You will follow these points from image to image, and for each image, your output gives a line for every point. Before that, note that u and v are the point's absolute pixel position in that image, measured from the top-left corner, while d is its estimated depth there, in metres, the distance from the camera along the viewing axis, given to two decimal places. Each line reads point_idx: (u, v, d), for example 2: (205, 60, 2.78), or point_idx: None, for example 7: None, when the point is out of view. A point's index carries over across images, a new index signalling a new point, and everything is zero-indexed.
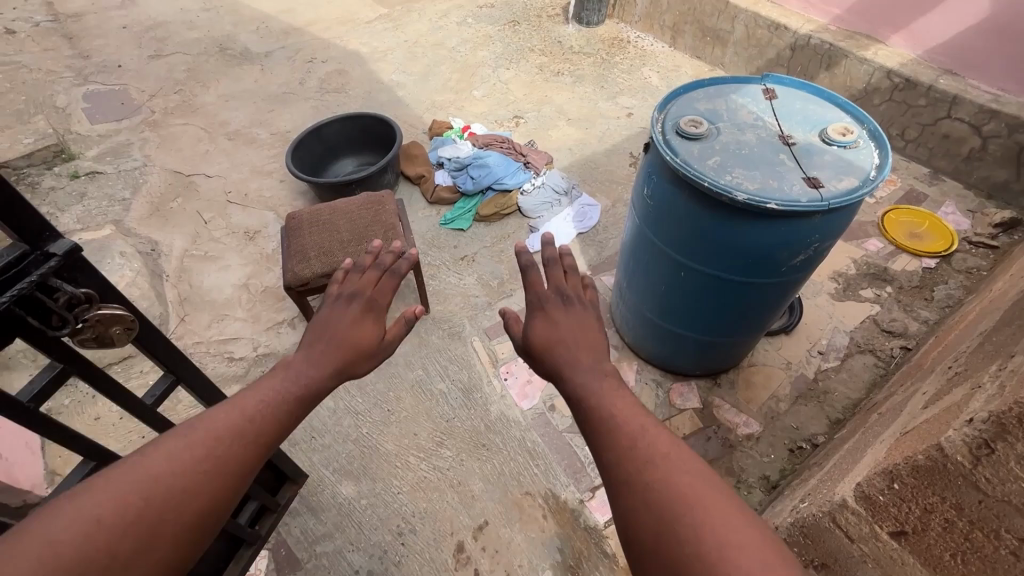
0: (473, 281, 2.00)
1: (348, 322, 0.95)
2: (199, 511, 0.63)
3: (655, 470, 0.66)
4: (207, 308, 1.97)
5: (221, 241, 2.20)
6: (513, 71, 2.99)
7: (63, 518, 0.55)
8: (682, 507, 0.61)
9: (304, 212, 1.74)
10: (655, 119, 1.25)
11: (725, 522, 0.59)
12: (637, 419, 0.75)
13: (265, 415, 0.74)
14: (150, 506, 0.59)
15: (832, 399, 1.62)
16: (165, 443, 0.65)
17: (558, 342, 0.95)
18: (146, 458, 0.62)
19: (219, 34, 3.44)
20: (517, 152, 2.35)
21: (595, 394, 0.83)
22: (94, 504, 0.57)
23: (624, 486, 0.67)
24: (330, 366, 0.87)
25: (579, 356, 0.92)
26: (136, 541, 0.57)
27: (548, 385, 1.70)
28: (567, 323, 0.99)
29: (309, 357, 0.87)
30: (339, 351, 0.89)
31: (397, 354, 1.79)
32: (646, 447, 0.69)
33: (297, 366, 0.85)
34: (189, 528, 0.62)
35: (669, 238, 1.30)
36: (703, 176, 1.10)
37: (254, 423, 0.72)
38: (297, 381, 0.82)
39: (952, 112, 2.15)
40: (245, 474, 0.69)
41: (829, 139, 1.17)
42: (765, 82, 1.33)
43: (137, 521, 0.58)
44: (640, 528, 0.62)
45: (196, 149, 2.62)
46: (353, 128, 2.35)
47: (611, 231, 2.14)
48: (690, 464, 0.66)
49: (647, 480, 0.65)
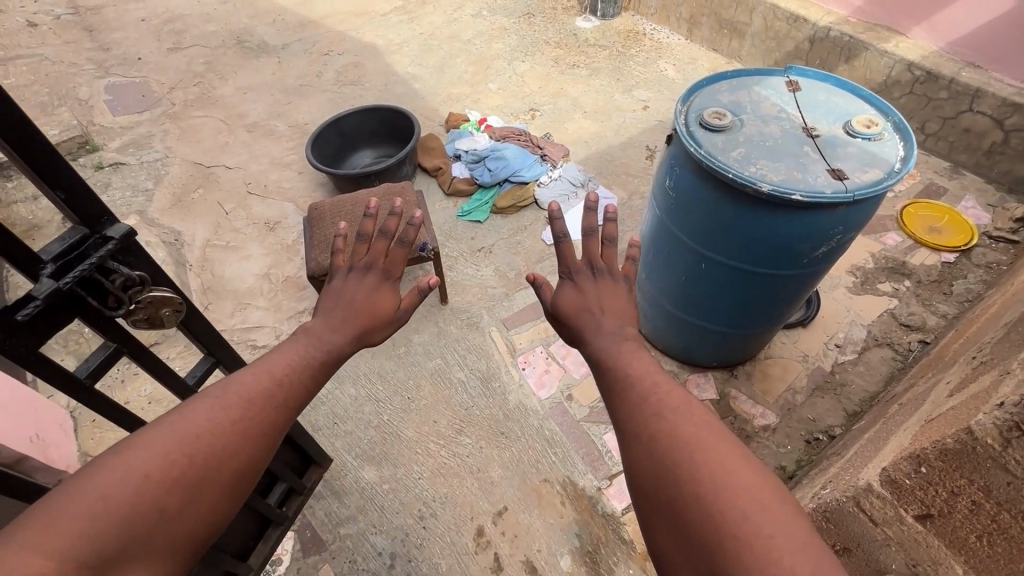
0: (491, 272, 2.02)
1: (366, 289, 0.94)
2: (238, 466, 0.68)
3: (663, 421, 0.71)
4: (230, 297, 2.01)
5: (242, 231, 2.23)
6: (529, 63, 2.99)
7: (117, 472, 0.60)
8: (682, 453, 0.66)
9: (326, 203, 1.77)
10: (678, 111, 1.26)
11: (723, 466, 0.64)
12: (651, 384, 0.80)
13: (292, 380, 0.78)
14: (193, 463, 0.64)
15: (849, 391, 1.63)
16: (200, 406, 0.69)
17: (583, 310, 1.00)
18: (187, 419, 0.67)
19: (236, 27, 3.47)
20: (533, 145, 2.36)
21: (614, 358, 0.89)
22: (144, 459, 0.61)
23: (634, 441, 0.72)
24: (350, 332, 0.89)
25: (604, 323, 0.97)
26: (185, 491, 0.62)
27: (566, 375, 1.72)
28: (594, 293, 1.02)
29: (330, 326, 0.88)
30: (358, 319, 0.90)
31: (417, 343, 1.82)
32: (652, 408, 0.75)
33: (318, 332, 0.87)
34: (227, 486, 0.67)
35: (690, 229, 1.31)
36: (728, 167, 1.12)
37: (283, 388, 0.76)
38: (318, 349, 0.85)
39: (974, 105, 2.13)
40: (275, 435, 0.73)
41: (854, 131, 1.17)
42: (788, 74, 1.34)
43: (185, 473, 0.63)
44: (645, 474, 0.68)
45: (216, 140, 2.66)
46: (370, 120, 2.37)
47: (628, 223, 2.15)
48: (694, 417, 0.71)
49: (652, 432, 0.71)
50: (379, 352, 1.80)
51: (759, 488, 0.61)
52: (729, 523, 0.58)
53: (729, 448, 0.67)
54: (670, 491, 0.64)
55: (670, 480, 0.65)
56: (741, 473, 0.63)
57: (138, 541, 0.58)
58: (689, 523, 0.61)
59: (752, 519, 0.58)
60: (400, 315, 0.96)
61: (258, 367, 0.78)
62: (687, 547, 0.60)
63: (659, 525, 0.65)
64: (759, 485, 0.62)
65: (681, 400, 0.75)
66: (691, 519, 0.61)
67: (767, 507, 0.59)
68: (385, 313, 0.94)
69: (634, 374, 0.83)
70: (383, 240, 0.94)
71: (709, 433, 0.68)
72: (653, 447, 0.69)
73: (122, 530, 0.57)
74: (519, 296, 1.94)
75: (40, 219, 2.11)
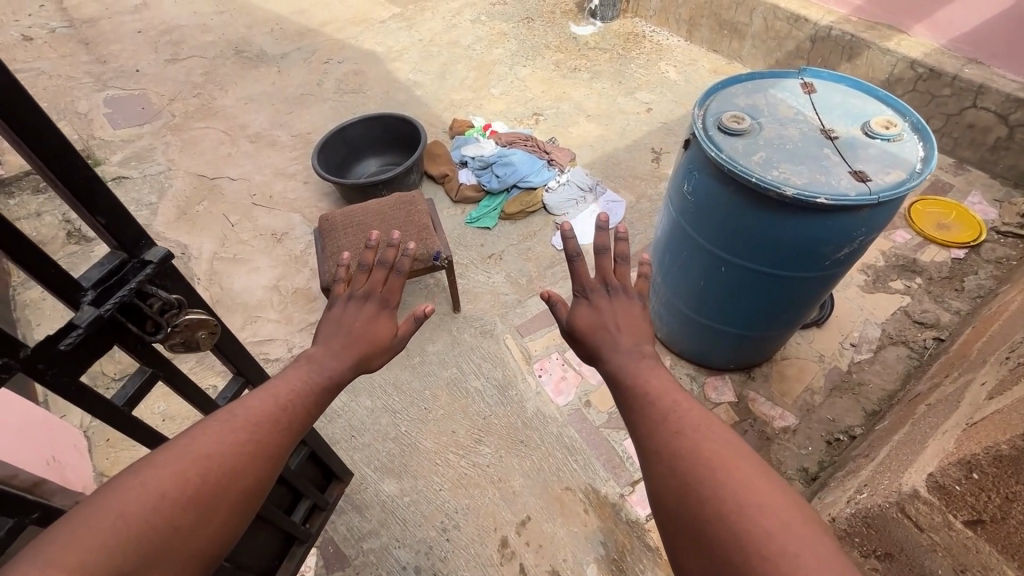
0: (502, 279, 2.02)
1: (365, 315, 0.91)
2: (247, 488, 0.64)
3: (683, 437, 0.69)
4: (240, 310, 1.99)
5: (249, 243, 2.22)
6: (530, 68, 2.99)
7: (130, 493, 0.56)
8: (704, 469, 0.64)
9: (337, 214, 1.75)
10: (696, 115, 1.26)
11: (747, 483, 0.61)
12: (674, 397, 0.76)
13: (298, 403, 0.75)
14: (206, 483, 0.61)
15: (867, 391, 1.63)
16: (210, 426, 0.65)
17: (598, 328, 0.96)
18: (199, 439, 0.64)
19: (233, 37, 3.45)
20: (539, 150, 2.36)
21: (633, 372, 0.85)
22: (157, 480, 0.58)
23: (655, 451, 0.70)
24: (347, 360, 0.85)
25: (620, 340, 0.93)
26: (196, 514, 0.59)
27: (583, 381, 1.71)
28: (609, 311, 0.99)
29: (334, 350, 0.84)
30: (357, 345, 0.86)
31: (431, 353, 1.81)
32: (676, 419, 0.72)
33: (320, 358, 0.83)
34: (237, 508, 0.63)
35: (707, 233, 1.30)
36: (751, 171, 1.11)
37: (290, 411, 0.73)
38: (322, 372, 0.81)
39: (978, 101, 2.14)
40: (285, 457, 0.70)
41: (873, 132, 1.17)
42: (803, 75, 1.34)
43: (196, 495, 0.60)
44: (666, 490, 0.66)
45: (218, 152, 2.64)
46: (375, 128, 2.36)
47: (637, 227, 2.15)
48: (718, 433, 0.69)
49: (673, 447, 0.68)
50: (393, 363, 1.79)
51: (785, 506, 0.59)
52: (756, 543, 0.56)
53: (752, 464, 0.64)
54: (692, 509, 0.62)
55: (693, 497, 0.63)
56: (765, 490, 0.61)
57: (150, 566, 0.54)
58: (713, 542, 0.59)
59: (776, 540, 0.56)
60: (397, 342, 0.92)
61: (265, 390, 0.75)
62: (712, 565, 0.58)
63: (681, 540, 0.63)
64: (785, 502, 0.60)
65: (699, 414, 0.72)
66: (716, 538, 0.59)
67: (794, 527, 0.57)
68: (385, 339, 0.90)
69: (652, 388, 0.80)
70: (382, 267, 0.92)
71: (733, 451, 0.66)
72: (674, 463, 0.67)
73: (135, 553, 0.54)
74: (532, 302, 1.93)
75: (44, 236, 2.08)
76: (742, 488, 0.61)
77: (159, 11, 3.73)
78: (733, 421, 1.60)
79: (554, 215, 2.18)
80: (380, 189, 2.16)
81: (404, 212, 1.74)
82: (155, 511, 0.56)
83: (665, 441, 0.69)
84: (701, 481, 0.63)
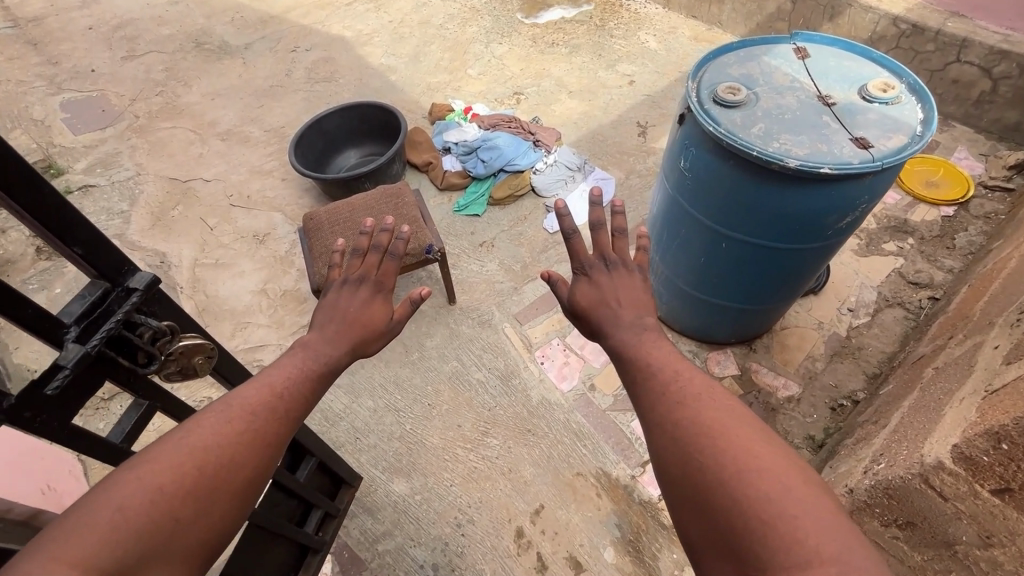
0: (496, 267, 1.98)
1: (360, 299, 0.87)
2: (245, 480, 0.62)
3: (684, 406, 0.67)
4: (228, 317, 1.93)
5: (231, 246, 2.14)
6: (507, 45, 2.90)
7: (125, 489, 0.54)
8: (705, 436, 0.62)
9: (322, 212, 1.69)
10: (689, 88, 1.22)
11: (749, 448, 0.60)
12: (674, 368, 0.75)
13: (293, 391, 0.72)
14: (202, 475, 0.58)
15: (867, 354, 1.64)
16: (205, 418, 0.63)
17: (600, 304, 0.93)
18: (193, 432, 0.61)
19: (192, 29, 3.28)
20: (524, 131, 2.29)
21: (635, 347, 0.83)
22: (153, 474, 0.56)
23: (657, 424, 0.68)
24: (344, 345, 0.82)
25: (622, 314, 0.90)
26: (194, 508, 0.57)
27: (586, 365, 1.69)
28: (611, 286, 0.96)
29: (330, 335, 0.81)
30: (353, 330, 0.83)
31: (430, 347, 1.78)
32: (679, 391, 0.70)
33: (315, 345, 0.80)
34: (236, 498, 0.61)
35: (705, 208, 1.28)
36: (750, 142, 1.09)
37: (285, 399, 0.70)
38: (319, 358, 0.78)
39: (961, 56, 2.13)
40: (282, 445, 0.67)
41: (871, 97, 1.15)
42: (795, 40, 1.30)
43: (193, 488, 0.57)
44: (669, 462, 0.64)
45: (189, 152, 2.52)
46: (352, 118, 2.28)
47: (628, 204, 2.12)
48: (721, 402, 0.67)
49: (676, 416, 0.67)
50: (392, 360, 1.75)
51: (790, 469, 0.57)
52: (756, 509, 0.54)
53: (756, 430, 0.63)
54: (694, 476, 0.60)
55: (696, 466, 0.61)
56: (768, 454, 0.59)
57: (149, 565, 0.53)
58: (716, 511, 0.57)
59: (779, 503, 0.54)
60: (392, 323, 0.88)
61: (259, 379, 0.72)
62: (717, 535, 0.56)
63: (685, 510, 0.61)
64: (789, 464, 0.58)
65: (702, 384, 0.71)
66: (719, 506, 0.57)
67: (799, 492, 0.55)
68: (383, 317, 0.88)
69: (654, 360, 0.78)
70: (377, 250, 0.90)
71: (732, 417, 0.64)
72: (678, 432, 0.65)
73: (133, 548, 0.52)
74: (528, 288, 1.90)
75: (13, 254, 1.98)
76: (744, 452, 0.59)
77: (109, 5, 3.52)
78: (737, 395, 1.61)
79: (543, 197, 2.14)
80: (364, 183, 2.09)
81: (392, 205, 1.68)
82: (148, 508, 0.54)
83: (665, 414, 0.68)
84: (702, 447, 0.61)
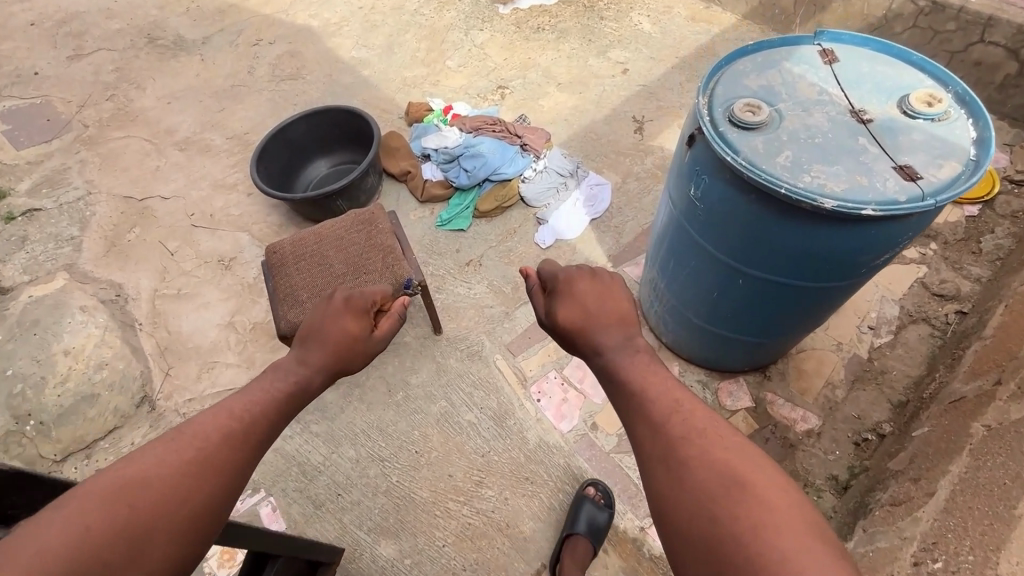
0: (484, 290, 1.81)
1: (336, 313, 0.92)
2: (190, 515, 0.62)
3: (689, 445, 0.64)
4: (193, 356, 1.76)
5: (194, 274, 1.95)
6: (489, 32, 2.66)
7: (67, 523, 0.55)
8: (725, 487, 0.59)
9: (286, 244, 1.50)
10: (700, 105, 1.04)
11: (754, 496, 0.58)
12: (671, 397, 0.71)
13: (253, 415, 0.73)
14: (140, 507, 0.59)
15: (891, 380, 1.51)
16: (154, 445, 0.65)
17: (588, 321, 0.84)
18: (134, 462, 0.62)
19: (144, 21, 3.00)
20: (510, 133, 2.08)
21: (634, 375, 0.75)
22: (88, 506, 0.57)
23: (658, 462, 0.65)
24: (321, 364, 0.84)
25: (609, 332, 0.83)
26: (124, 548, 0.56)
27: (587, 401, 1.55)
28: (591, 296, 0.86)
29: (303, 351, 0.84)
30: (330, 349, 0.86)
31: (415, 386, 1.63)
32: (680, 424, 0.67)
33: (287, 365, 0.82)
34: (187, 529, 0.61)
35: (721, 243, 1.11)
36: (775, 173, 0.92)
37: (242, 424, 0.71)
38: (288, 379, 0.80)
39: (986, 35, 1.95)
40: (240, 474, 0.68)
41: (914, 112, 0.98)
42: (819, 40, 1.12)
43: (127, 524, 0.58)
44: (675, 513, 0.61)
45: (144, 166, 2.30)
46: (321, 124, 2.06)
47: (626, 212, 1.95)
48: (727, 440, 0.64)
49: (676, 460, 0.64)
50: (374, 402, 1.60)
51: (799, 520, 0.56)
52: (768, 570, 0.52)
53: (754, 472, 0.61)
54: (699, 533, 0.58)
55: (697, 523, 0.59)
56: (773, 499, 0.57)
57: None
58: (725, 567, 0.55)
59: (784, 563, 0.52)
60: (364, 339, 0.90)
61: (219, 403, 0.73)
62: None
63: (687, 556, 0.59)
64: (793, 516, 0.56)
65: (707, 418, 0.68)
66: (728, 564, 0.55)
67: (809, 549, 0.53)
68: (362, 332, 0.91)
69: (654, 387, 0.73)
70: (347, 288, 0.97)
71: (743, 461, 0.61)
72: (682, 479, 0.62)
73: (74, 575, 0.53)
74: (520, 313, 1.74)
75: None
76: (755, 506, 0.57)
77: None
78: (752, 430, 1.47)
79: (533, 207, 1.96)
80: (336, 201, 1.91)
81: (365, 235, 1.50)
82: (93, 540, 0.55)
83: (663, 455, 0.65)
84: (717, 499, 0.59)
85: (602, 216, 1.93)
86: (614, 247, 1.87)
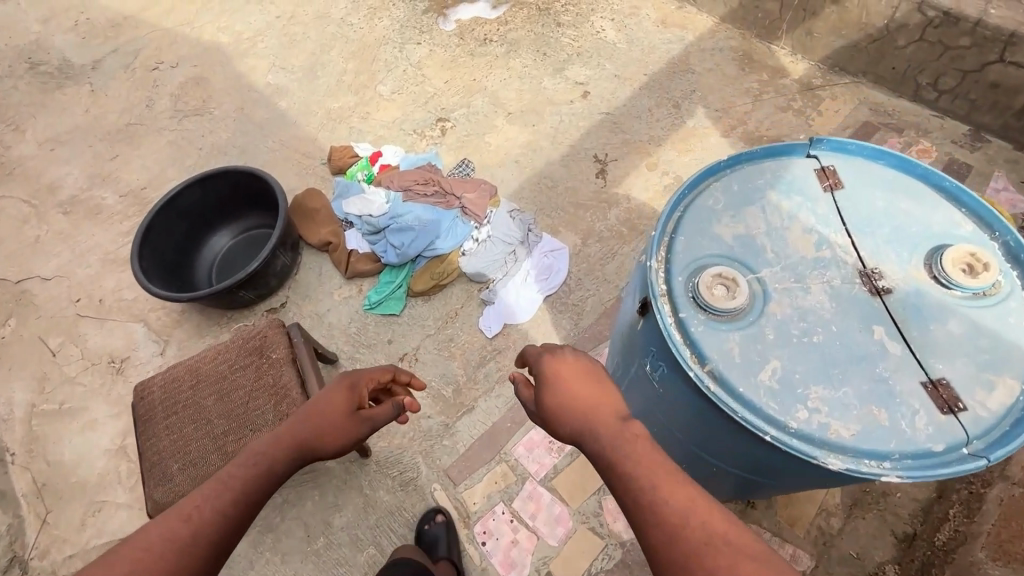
0: (421, 393, 1.54)
1: (338, 388, 1.14)
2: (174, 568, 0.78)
3: (686, 530, 0.77)
4: (76, 495, 1.48)
5: (79, 381, 1.65)
6: (427, 46, 2.27)
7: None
8: (694, 548, 0.76)
9: (158, 385, 1.24)
10: (680, 283, 0.92)
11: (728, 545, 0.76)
12: (660, 475, 0.84)
13: (241, 478, 0.90)
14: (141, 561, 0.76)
15: (894, 505, 1.41)
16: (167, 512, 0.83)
17: (568, 413, 0.96)
18: (156, 527, 0.80)
19: (22, 40, 2.54)
20: (446, 191, 1.73)
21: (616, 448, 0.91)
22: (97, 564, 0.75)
23: (665, 545, 0.78)
24: (291, 446, 0.98)
25: (598, 420, 0.94)
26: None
27: (540, 544, 1.31)
28: (579, 388, 0.97)
29: (266, 440, 0.96)
30: (308, 423, 1.02)
31: (338, 529, 1.37)
32: (676, 504, 0.80)
33: (279, 437, 0.99)
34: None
35: (694, 436, 1.01)
36: (755, 378, 0.86)
37: (228, 485, 0.88)
38: (266, 461, 0.94)
39: (1006, 55, 1.65)
40: (216, 529, 0.83)
41: (942, 280, 0.89)
42: (821, 149, 0.97)
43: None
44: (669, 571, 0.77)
45: (21, 236, 1.94)
46: (222, 188, 1.72)
47: (587, 284, 1.66)
48: (720, 522, 0.78)
49: (664, 519, 0.79)
50: (290, 554, 1.35)
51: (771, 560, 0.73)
52: None
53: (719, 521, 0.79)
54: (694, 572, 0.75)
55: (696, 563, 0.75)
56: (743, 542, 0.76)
57: None
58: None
59: None
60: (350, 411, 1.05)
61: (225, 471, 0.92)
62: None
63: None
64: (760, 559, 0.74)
65: (684, 489, 0.82)
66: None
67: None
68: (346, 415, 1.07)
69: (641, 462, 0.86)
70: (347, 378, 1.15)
71: (715, 518, 0.79)
72: (675, 535, 0.78)
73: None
74: (462, 425, 1.48)
75: None
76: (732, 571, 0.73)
77: None
78: None
79: (479, 284, 1.66)
80: (241, 292, 1.60)
81: (252, 371, 1.25)
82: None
83: (670, 536, 0.78)
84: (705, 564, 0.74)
85: (558, 292, 1.64)
86: (572, 331, 1.59)
